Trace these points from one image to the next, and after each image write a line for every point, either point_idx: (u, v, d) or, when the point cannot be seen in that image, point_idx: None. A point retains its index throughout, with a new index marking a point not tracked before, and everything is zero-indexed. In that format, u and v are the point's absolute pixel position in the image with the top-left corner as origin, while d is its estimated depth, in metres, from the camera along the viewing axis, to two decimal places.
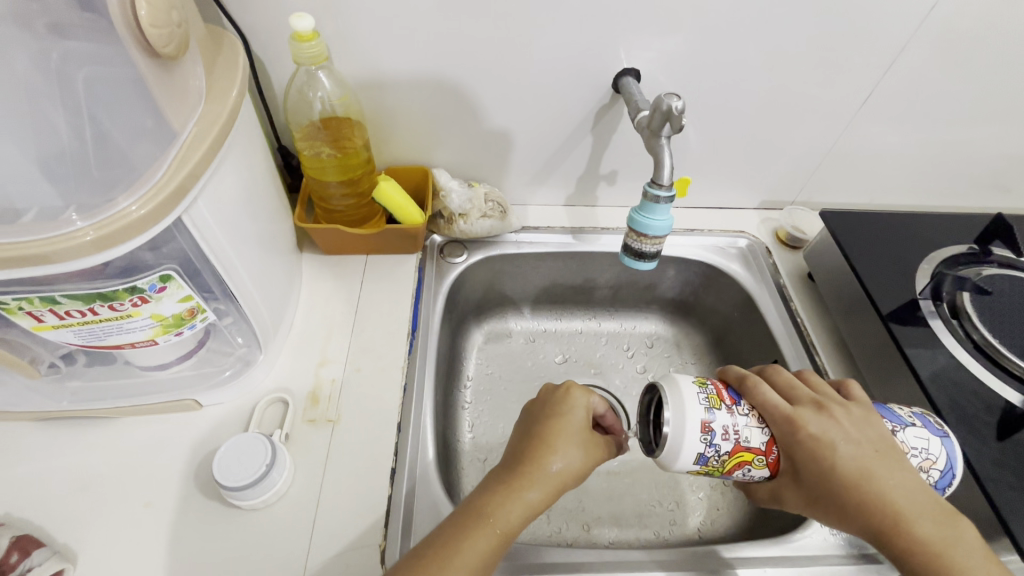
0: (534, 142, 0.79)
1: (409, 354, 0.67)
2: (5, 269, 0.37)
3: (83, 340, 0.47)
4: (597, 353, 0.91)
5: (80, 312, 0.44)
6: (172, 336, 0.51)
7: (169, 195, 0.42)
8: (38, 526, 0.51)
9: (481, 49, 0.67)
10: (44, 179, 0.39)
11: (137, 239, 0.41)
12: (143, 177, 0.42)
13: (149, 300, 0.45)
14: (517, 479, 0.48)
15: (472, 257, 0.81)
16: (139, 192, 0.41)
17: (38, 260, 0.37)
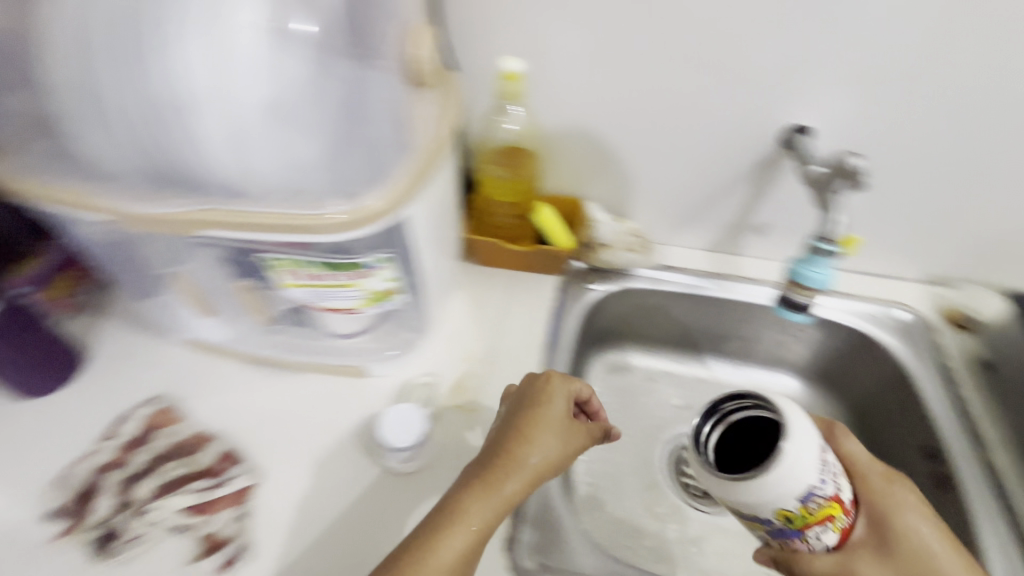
0: (690, 185, 0.80)
1: (543, 363, 0.73)
2: (282, 235, 0.48)
3: (313, 299, 0.58)
4: (717, 404, 0.89)
5: (319, 276, 0.55)
6: (373, 308, 0.60)
7: (406, 196, 0.49)
8: (237, 446, 0.63)
9: (659, 99, 0.71)
10: (323, 171, 0.48)
11: (374, 227, 0.49)
12: (387, 178, 0.49)
13: (367, 274, 0.55)
14: (492, 475, 0.51)
15: (610, 287, 0.84)
16: (387, 189, 0.48)
17: (302, 229, 0.47)
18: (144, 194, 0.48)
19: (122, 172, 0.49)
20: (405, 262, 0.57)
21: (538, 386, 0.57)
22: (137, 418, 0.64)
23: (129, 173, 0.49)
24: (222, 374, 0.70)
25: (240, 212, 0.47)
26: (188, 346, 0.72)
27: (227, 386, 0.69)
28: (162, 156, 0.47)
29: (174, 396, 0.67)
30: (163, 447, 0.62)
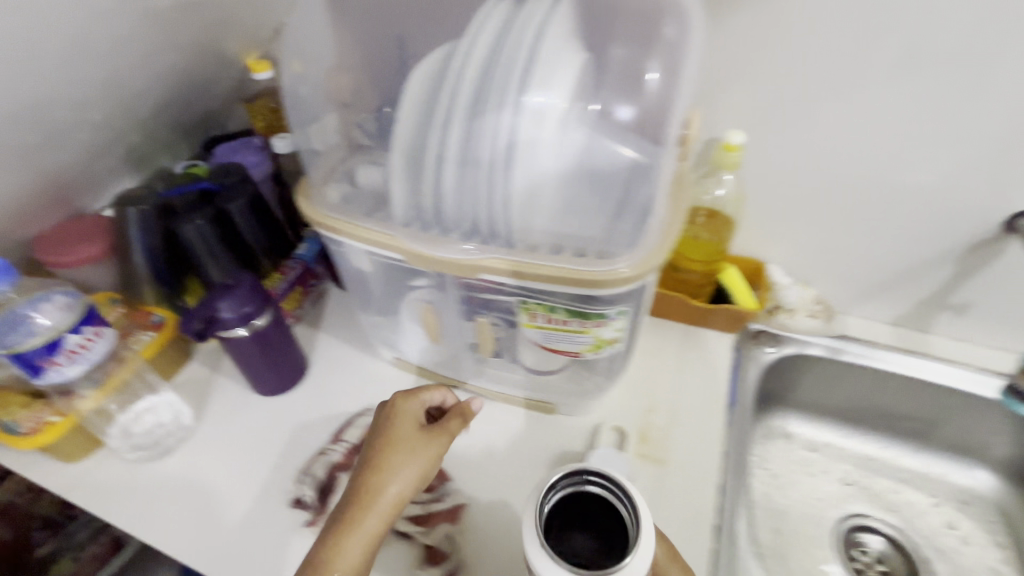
0: (886, 258, 0.80)
1: (726, 426, 0.73)
2: (538, 284, 0.53)
3: (543, 340, 0.61)
4: (894, 491, 0.87)
5: (561, 321, 0.57)
6: (593, 355, 0.61)
7: (651, 267, 0.50)
8: (446, 465, 0.69)
9: (870, 176, 0.72)
10: (581, 234, 0.53)
11: (617, 289, 0.51)
12: (639, 247, 0.51)
13: (605, 324, 0.56)
14: (345, 516, 0.54)
15: (787, 353, 0.84)
16: (635, 257, 0.50)
17: (554, 280, 0.52)
18: (427, 234, 0.55)
19: (413, 214, 0.56)
20: (638, 314, 0.58)
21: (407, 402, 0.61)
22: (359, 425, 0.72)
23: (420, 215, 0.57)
24: None
25: (505, 257, 0.53)
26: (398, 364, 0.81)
27: None
28: (455, 204, 0.53)
29: None
30: None
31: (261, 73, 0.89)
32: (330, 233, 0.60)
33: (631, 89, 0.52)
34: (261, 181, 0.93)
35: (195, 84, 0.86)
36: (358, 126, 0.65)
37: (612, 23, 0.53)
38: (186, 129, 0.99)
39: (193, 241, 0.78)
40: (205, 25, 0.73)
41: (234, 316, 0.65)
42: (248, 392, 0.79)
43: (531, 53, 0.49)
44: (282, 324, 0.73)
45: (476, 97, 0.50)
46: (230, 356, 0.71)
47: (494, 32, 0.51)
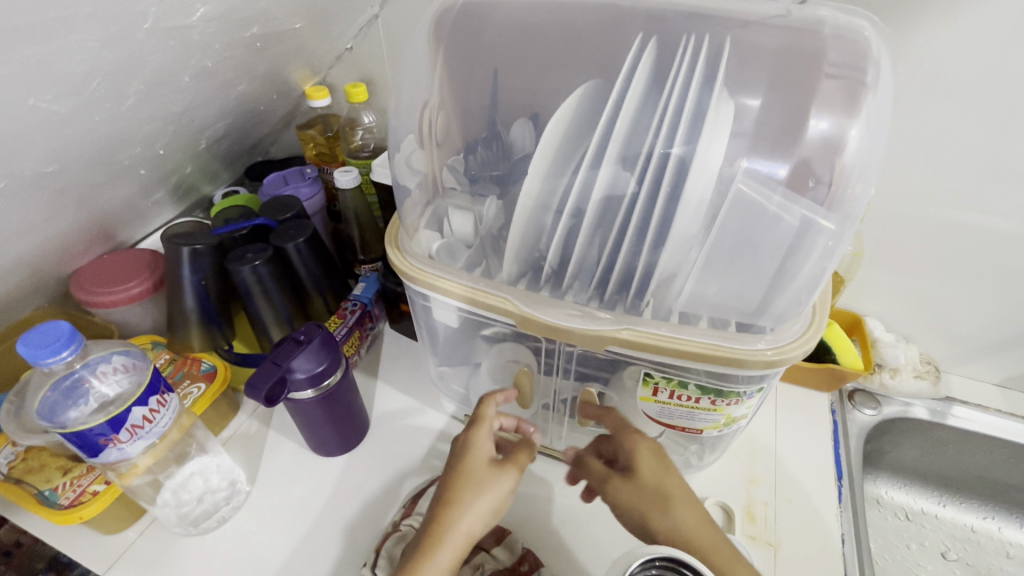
0: (1002, 317, 0.74)
1: (839, 503, 0.66)
2: (671, 360, 0.47)
3: (657, 415, 0.55)
4: (1002, 569, 0.78)
5: (688, 397, 0.51)
6: (714, 432, 0.55)
7: (799, 353, 0.45)
8: (532, 544, 0.62)
9: (997, 233, 0.67)
10: (718, 307, 0.46)
11: (759, 372, 0.46)
12: (787, 328, 0.45)
13: (739, 402, 0.50)
14: (425, 546, 0.48)
15: (887, 414, 0.77)
16: (781, 339, 0.45)
17: (694, 357, 0.45)
18: (539, 295, 0.49)
19: (522, 271, 0.51)
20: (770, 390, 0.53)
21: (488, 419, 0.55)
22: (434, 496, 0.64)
23: (529, 272, 0.51)
24: None
25: (634, 329, 0.47)
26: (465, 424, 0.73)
27: None
28: (578, 265, 0.47)
29: None
30: None
31: (320, 100, 0.83)
32: (419, 286, 0.53)
33: (813, 149, 0.44)
34: (314, 214, 0.88)
35: (253, 112, 0.80)
36: (449, 169, 0.59)
37: (795, 78, 0.46)
38: (232, 156, 0.94)
39: (250, 282, 0.73)
40: (281, 53, 0.68)
41: (307, 375, 0.59)
42: (304, 451, 0.71)
43: (692, 103, 0.43)
44: (348, 379, 0.67)
45: (624, 147, 0.44)
46: (291, 412, 0.65)
47: (645, 80, 0.45)
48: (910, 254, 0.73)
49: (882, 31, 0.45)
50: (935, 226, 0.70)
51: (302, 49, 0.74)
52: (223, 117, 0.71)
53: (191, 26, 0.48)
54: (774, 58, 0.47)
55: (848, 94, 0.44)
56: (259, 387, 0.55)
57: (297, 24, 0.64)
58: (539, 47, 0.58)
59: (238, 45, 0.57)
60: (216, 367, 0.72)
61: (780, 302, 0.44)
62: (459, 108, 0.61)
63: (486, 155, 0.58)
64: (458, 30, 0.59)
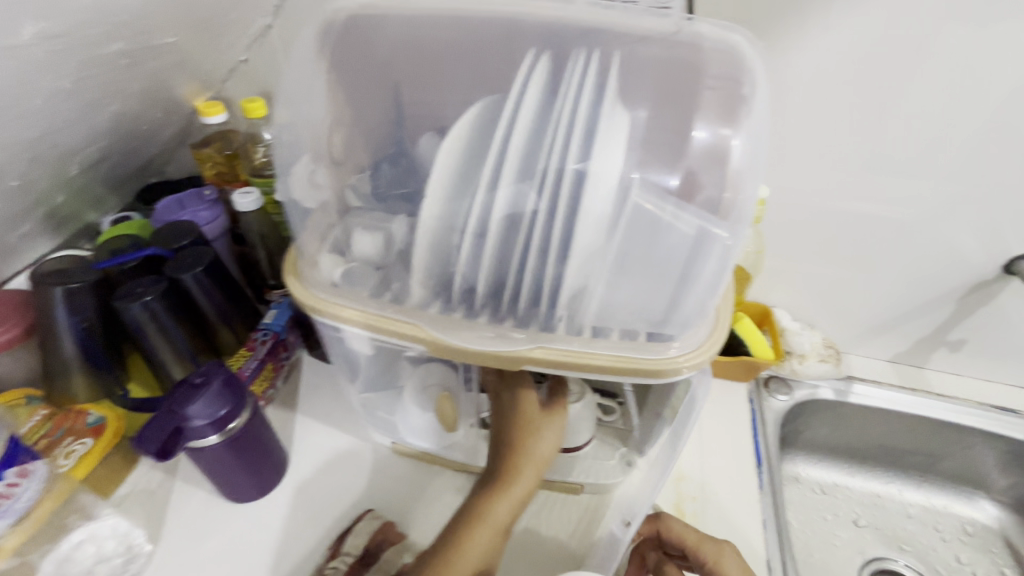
0: (887, 299, 0.81)
1: (761, 489, 0.69)
2: (588, 376, 0.47)
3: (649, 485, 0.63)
4: (904, 529, 0.86)
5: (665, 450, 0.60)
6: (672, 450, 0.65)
7: (706, 358, 0.46)
8: None
9: (876, 224, 0.74)
10: (627, 317, 0.46)
11: (674, 380, 0.47)
12: (694, 333, 0.47)
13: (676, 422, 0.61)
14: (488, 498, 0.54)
15: (798, 397, 0.82)
16: (689, 346, 0.46)
17: (609, 371, 0.46)
18: (451, 319, 0.48)
19: (434, 294, 0.49)
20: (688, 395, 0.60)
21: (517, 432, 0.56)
22: (363, 533, 0.60)
23: (441, 295, 0.49)
24: (430, 488, 0.67)
25: (548, 347, 0.46)
26: (393, 451, 0.70)
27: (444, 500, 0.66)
28: (487, 286, 0.46)
29: (389, 509, 0.65)
30: (394, 570, 0.57)
31: (215, 118, 0.77)
32: (327, 318, 0.50)
33: (705, 159, 0.45)
34: (214, 239, 0.81)
35: (137, 133, 0.73)
36: (352, 188, 0.56)
37: (680, 91, 0.48)
38: (118, 179, 0.85)
39: (141, 321, 0.65)
40: (159, 69, 0.62)
41: (207, 420, 0.54)
42: (216, 499, 0.65)
43: (585, 118, 0.43)
44: (258, 418, 0.62)
45: (523, 164, 0.43)
46: (195, 462, 0.59)
47: (541, 94, 0.45)
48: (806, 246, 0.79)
49: (758, 42, 0.47)
50: (825, 220, 0.75)
51: (187, 63, 0.69)
52: (95, 141, 0.65)
53: (32, 44, 0.42)
54: (660, 70, 0.48)
55: (727, 102, 0.46)
56: (149, 440, 0.50)
57: (172, 38, 0.58)
58: (437, 59, 0.56)
59: (100, 62, 0.51)
60: (104, 418, 0.65)
61: (685, 308, 0.45)
62: (359, 124, 0.58)
63: (392, 173, 0.56)
64: (351, 45, 0.56)
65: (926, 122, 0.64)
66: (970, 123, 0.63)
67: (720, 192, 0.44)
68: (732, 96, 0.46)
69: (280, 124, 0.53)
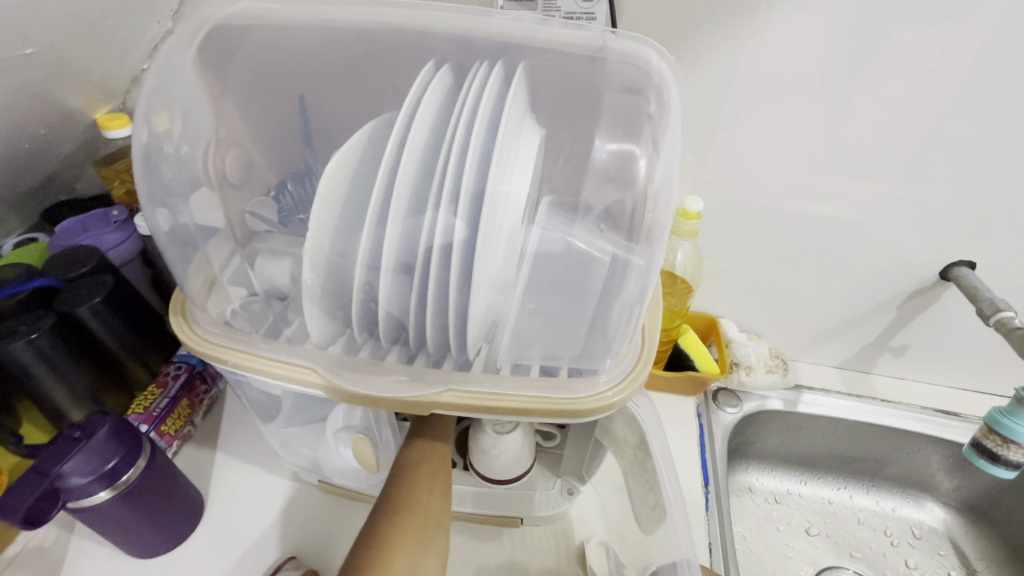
0: (830, 306, 0.81)
1: (707, 510, 0.67)
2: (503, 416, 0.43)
3: (652, 529, 0.53)
4: (855, 536, 0.85)
5: (655, 486, 0.52)
6: (640, 481, 0.56)
7: (632, 392, 0.43)
8: None
9: (813, 233, 0.73)
10: (545, 349, 0.43)
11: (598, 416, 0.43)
12: (617, 362, 0.43)
13: (646, 452, 0.53)
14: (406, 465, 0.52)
15: (746, 409, 0.81)
16: (613, 378, 0.43)
17: (525, 408, 0.42)
18: (353, 361, 0.43)
19: (336, 331, 0.44)
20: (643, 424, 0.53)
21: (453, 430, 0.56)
22: None
23: (346, 330, 0.45)
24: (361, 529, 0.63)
25: (458, 389, 0.42)
26: (320, 489, 0.65)
27: None
28: (393, 321, 0.42)
29: (315, 554, 0.60)
30: None
31: (118, 130, 0.71)
32: (212, 362, 0.45)
33: (608, 178, 0.43)
34: (123, 264, 0.74)
35: (20, 151, 0.66)
36: (253, 215, 0.51)
37: (584, 114, 0.47)
38: (15, 199, 0.78)
39: (28, 362, 0.59)
40: (30, 81, 0.56)
41: (90, 476, 0.48)
42: (119, 554, 0.59)
43: (485, 136, 0.39)
44: (160, 466, 0.56)
45: (419, 189, 0.40)
46: (90, 523, 0.53)
47: (438, 111, 0.41)
48: (746, 254, 0.77)
49: (669, 56, 0.43)
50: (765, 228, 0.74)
51: (73, 73, 0.62)
52: None
53: None
54: (564, 87, 0.47)
55: (631, 117, 0.44)
56: (14, 508, 0.44)
57: (34, 48, 0.52)
58: (338, 71, 0.51)
59: None
60: None
61: (606, 338, 0.42)
62: (265, 142, 0.54)
63: (298, 194, 0.52)
64: (239, 50, 0.50)
65: (854, 130, 0.64)
66: (897, 130, 0.63)
67: (635, 212, 0.41)
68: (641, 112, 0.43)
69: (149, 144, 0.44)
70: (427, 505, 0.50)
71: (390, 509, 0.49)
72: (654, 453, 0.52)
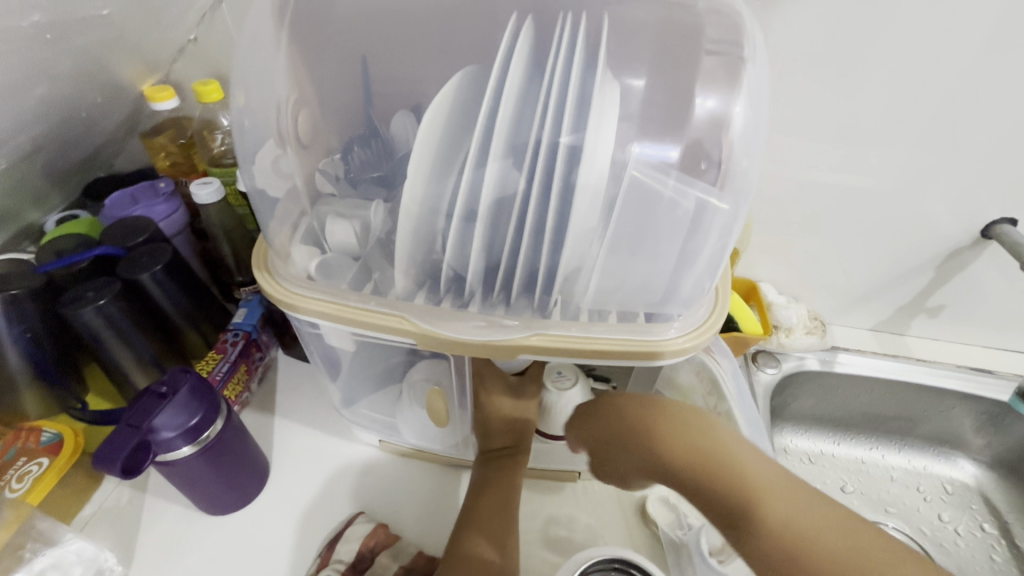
0: (868, 269, 0.82)
1: None
2: (581, 360, 0.44)
3: None
4: (889, 492, 0.87)
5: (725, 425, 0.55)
6: None
7: (706, 338, 0.44)
8: None
9: (857, 194, 0.74)
10: (626, 295, 0.44)
11: (674, 361, 0.45)
12: (693, 310, 0.45)
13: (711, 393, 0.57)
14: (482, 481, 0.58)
15: (785, 369, 0.83)
16: (689, 325, 0.45)
17: (605, 354, 0.44)
18: (439, 309, 0.45)
19: (419, 283, 0.46)
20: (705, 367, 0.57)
21: (522, 440, 0.59)
22: (354, 537, 0.57)
23: (427, 282, 0.46)
24: (424, 486, 0.64)
25: (545, 333, 0.44)
26: (381, 449, 0.67)
27: (442, 494, 0.64)
28: (481, 268, 0.44)
29: (381, 510, 0.62)
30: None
31: (163, 101, 0.71)
32: (304, 315, 0.47)
33: (703, 128, 0.42)
34: (174, 235, 0.75)
35: (74, 121, 0.66)
36: (322, 173, 0.52)
37: (675, 58, 0.45)
38: (59, 174, 0.77)
39: (96, 326, 0.60)
40: (93, 45, 0.57)
41: (176, 431, 0.49)
42: (193, 512, 0.61)
43: (574, 83, 0.40)
44: (235, 425, 0.57)
45: (509, 136, 0.40)
46: (170, 477, 0.54)
47: (526, 65, 0.41)
48: (788, 217, 0.78)
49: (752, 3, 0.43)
50: (810, 191, 0.75)
51: (123, 38, 0.62)
52: (22, 130, 0.59)
53: None
54: (653, 34, 0.45)
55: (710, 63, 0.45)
56: (112, 459, 0.45)
57: (107, 10, 0.55)
58: (405, 32, 0.52)
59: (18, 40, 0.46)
60: (61, 436, 0.59)
61: (686, 284, 0.43)
62: (325, 105, 0.54)
63: (364, 156, 0.53)
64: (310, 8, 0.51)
65: (906, 87, 0.63)
66: (949, 85, 0.63)
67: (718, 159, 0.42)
68: (729, 61, 0.43)
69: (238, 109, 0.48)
70: (494, 516, 0.54)
71: (464, 522, 0.55)
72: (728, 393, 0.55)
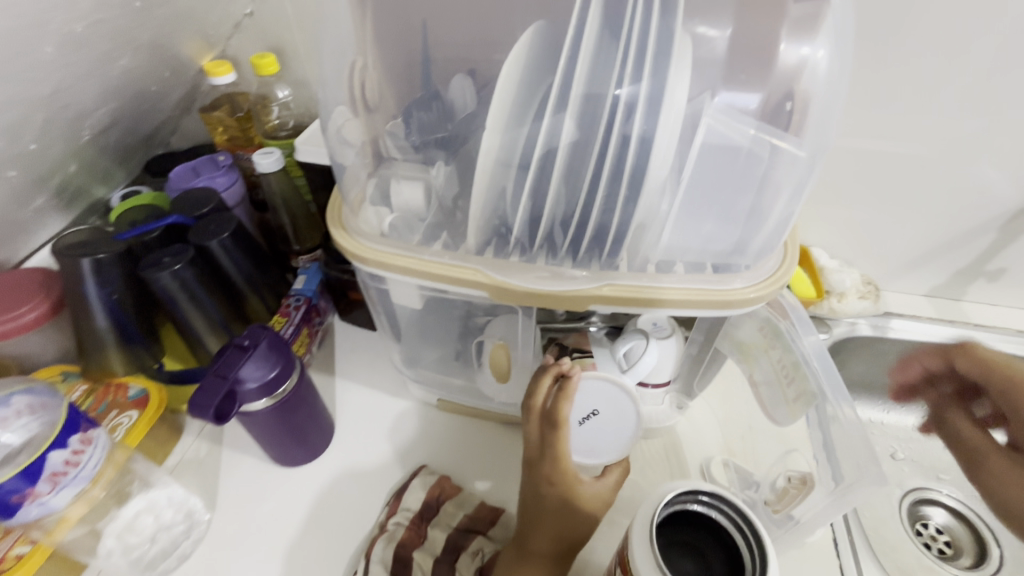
0: (924, 234, 0.80)
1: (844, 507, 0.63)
2: (649, 311, 0.45)
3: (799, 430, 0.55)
4: None
5: (792, 377, 0.55)
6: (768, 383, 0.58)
7: (776, 289, 0.45)
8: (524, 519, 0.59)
9: (918, 154, 0.71)
10: (695, 246, 0.45)
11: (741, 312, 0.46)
12: (759, 263, 0.45)
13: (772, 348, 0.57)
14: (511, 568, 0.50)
15: (835, 335, 0.82)
16: (758, 276, 0.45)
17: (674, 303, 0.44)
18: (508, 263, 0.47)
19: (486, 240, 0.48)
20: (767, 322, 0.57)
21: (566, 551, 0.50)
22: (418, 489, 0.59)
23: (496, 237, 0.48)
24: (479, 443, 0.66)
25: (615, 285, 0.45)
26: (439, 408, 0.69)
27: (500, 450, 0.66)
28: (549, 223, 0.45)
29: (441, 465, 0.64)
30: (456, 523, 0.57)
31: (222, 75, 0.74)
32: (377, 268, 0.49)
33: (781, 77, 0.42)
34: (235, 206, 0.78)
35: (146, 95, 0.72)
36: (388, 135, 0.53)
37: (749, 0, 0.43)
38: (127, 149, 0.81)
39: (172, 290, 0.63)
40: (160, 22, 0.62)
41: (259, 382, 0.53)
42: (267, 464, 0.65)
43: (649, 34, 0.40)
44: (306, 382, 0.60)
45: (581, 91, 0.41)
46: (248, 427, 0.58)
47: (601, 16, 0.41)
48: (845, 179, 0.76)
49: None
50: (867, 152, 0.73)
51: (188, 16, 0.66)
52: (102, 104, 0.64)
53: None
54: None
55: None
56: (205, 406, 0.48)
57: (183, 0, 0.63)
58: None
59: None
60: (145, 392, 0.64)
61: (756, 236, 0.44)
62: (388, 70, 0.55)
63: (426, 118, 0.52)
64: None
65: (974, 41, 0.61)
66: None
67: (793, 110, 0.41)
68: (814, 4, 0.41)
69: (315, 79, 0.51)
70: None
71: None
72: (796, 345, 0.54)
